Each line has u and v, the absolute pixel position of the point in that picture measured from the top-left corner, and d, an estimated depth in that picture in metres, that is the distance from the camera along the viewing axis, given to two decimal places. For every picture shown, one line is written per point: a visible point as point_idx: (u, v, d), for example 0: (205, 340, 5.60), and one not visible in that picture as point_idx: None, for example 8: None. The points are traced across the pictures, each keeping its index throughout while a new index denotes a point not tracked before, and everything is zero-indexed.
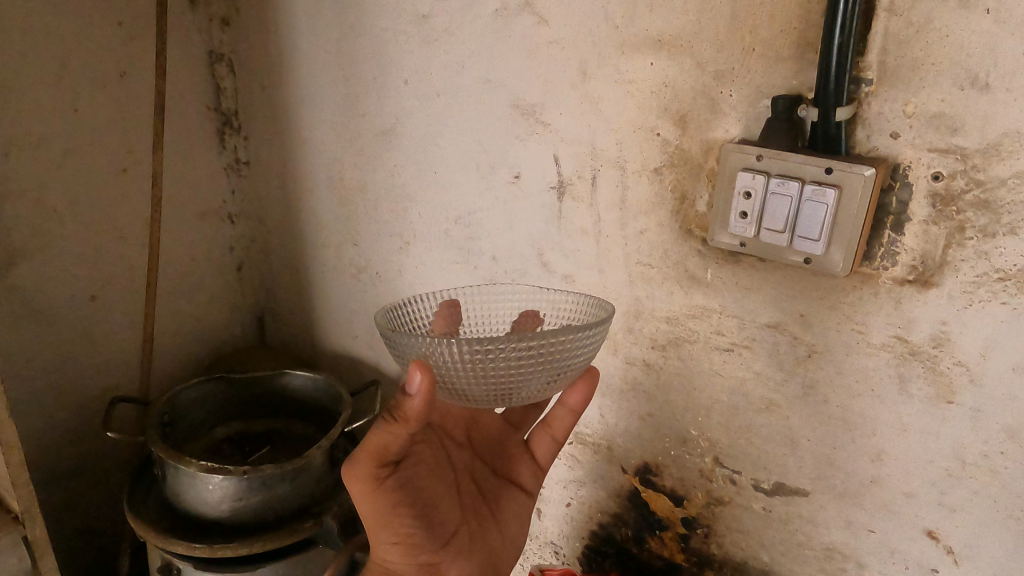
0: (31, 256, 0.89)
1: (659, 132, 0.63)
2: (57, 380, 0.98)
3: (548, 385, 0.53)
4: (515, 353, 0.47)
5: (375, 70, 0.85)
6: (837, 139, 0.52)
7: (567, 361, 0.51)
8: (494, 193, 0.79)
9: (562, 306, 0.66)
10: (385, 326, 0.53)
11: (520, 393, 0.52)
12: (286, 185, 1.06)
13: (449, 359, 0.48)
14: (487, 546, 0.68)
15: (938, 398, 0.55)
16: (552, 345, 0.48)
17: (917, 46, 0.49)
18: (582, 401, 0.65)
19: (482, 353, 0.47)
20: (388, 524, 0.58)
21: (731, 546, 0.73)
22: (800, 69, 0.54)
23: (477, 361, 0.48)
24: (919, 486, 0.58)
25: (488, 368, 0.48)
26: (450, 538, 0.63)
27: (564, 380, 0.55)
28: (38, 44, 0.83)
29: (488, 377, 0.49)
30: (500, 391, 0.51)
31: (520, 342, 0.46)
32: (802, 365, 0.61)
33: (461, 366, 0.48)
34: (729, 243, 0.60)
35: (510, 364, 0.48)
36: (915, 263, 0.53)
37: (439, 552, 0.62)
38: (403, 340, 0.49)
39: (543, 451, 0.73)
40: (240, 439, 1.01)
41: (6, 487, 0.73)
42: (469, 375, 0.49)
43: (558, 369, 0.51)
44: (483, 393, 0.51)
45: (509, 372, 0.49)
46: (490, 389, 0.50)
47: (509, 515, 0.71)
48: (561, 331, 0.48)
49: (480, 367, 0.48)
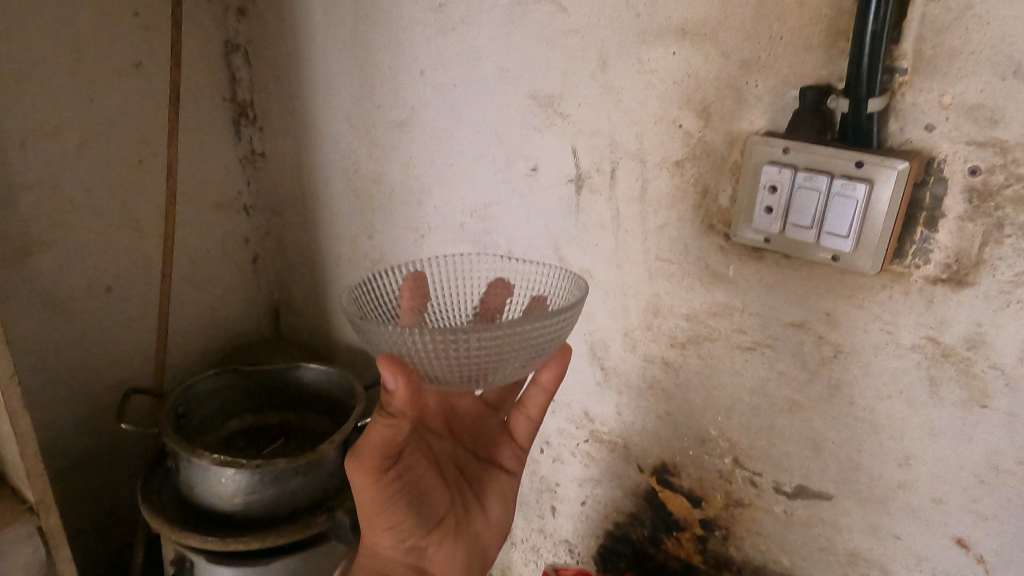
0: (47, 247, 0.89)
1: (681, 123, 0.61)
2: (73, 371, 0.98)
3: (524, 367, 0.51)
4: (488, 345, 0.46)
5: (390, 60, 0.84)
6: (868, 132, 0.50)
7: (543, 344, 0.50)
8: (510, 185, 0.78)
9: (541, 285, 0.65)
10: (351, 311, 0.50)
11: (496, 378, 0.50)
12: (300, 177, 1.05)
13: (421, 349, 0.46)
14: (473, 531, 0.67)
15: (971, 402, 0.53)
16: (525, 335, 0.47)
17: (956, 33, 0.46)
18: (556, 382, 0.63)
19: (456, 343, 0.46)
20: (384, 511, 0.57)
21: (751, 549, 0.71)
22: (831, 58, 0.51)
23: (452, 350, 0.46)
24: (949, 492, 0.56)
25: (464, 356, 0.46)
26: (439, 523, 0.63)
27: (539, 360, 0.53)
28: (54, 35, 0.83)
29: (463, 366, 0.48)
30: (476, 377, 0.49)
31: (495, 328, 0.45)
32: (827, 365, 0.59)
33: (435, 357, 0.46)
34: (753, 239, 0.58)
35: (484, 354, 0.47)
36: (949, 261, 0.50)
37: (428, 537, 0.61)
38: (375, 333, 0.47)
39: (523, 431, 0.71)
40: (254, 432, 1.01)
41: (21, 478, 0.73)
42: (445, 365, 0.47)
43: (536, 351, 0.50)
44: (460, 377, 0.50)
45: (483, 361, 0.48)
46: (464, 375, 0.48)
47: (494, 499, 0.70)
48: (535, 321, 0.46)
49: (455, 358, 0.47)
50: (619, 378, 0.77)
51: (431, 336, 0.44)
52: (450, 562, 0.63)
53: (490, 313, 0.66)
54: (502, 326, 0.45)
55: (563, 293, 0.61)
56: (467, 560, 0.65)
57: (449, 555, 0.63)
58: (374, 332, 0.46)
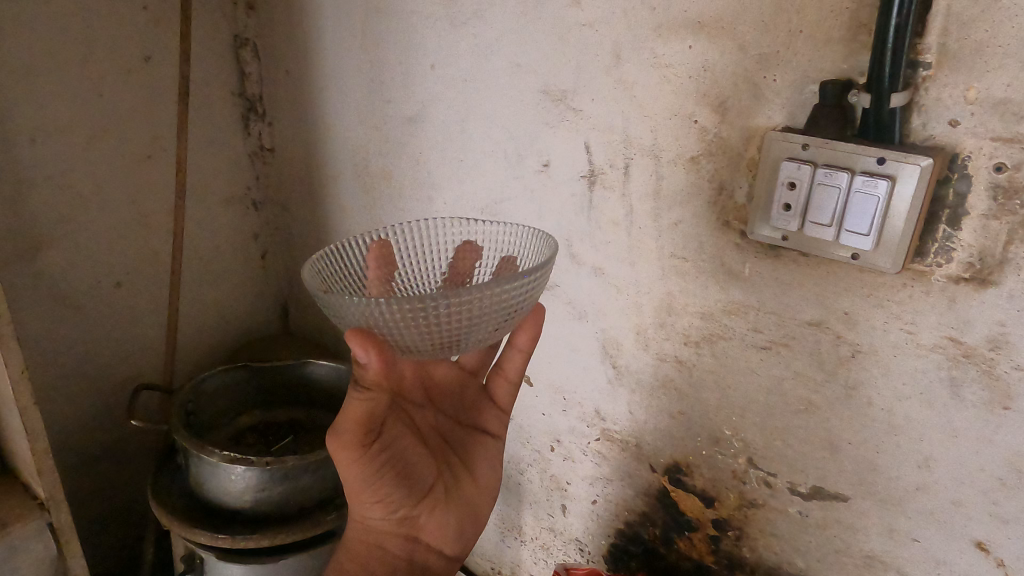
0: (57, 242, 0.89)
1: (696, 119, 0.60)
2: (82, 366, 0.98)
3: (499, 329, 0.49)
4: (459, 308, 0.43)
5: (400, 54, 0.83)
6: (890, 128, 0.49)
7: (516, 306, 0.48)
8: (522, 180, 0.77)
9: (517, 244, 0.62)
10: (314, 285, 0.48)
11: (472, 343, 0.48)
12: (309, 171, 1.04)
13: (388, 321, 0.43)
14: (462, 497, 0.65)
15: (993, 403, 0.52)
16: (496, 295, 0.44)
17: (983, 26, 0.45)
18: (530, 342, 0.62)
19: (425, 312, 0.43)
20: (368, 486, 0.56)
21: (765, 550, 0.70)
22: (852, 52, 0.50)
23: (421, 321, 0.43)
24: (969, 495, 0.55)
25: (435, 326, 0.44)
26: (427, 492, 0.61)
27: (516, 321, 0.51)
28: (63, 29, 0.82)
29: (435, 334, 0.45)
30: (450, 344, 0.47)
31: (464, 295, 0.42)
32: (845, 365, 0.58)
33: (404, 330, 0.44)
34: (770, 236, 0.57)
35: (457, 319, 0.44)
36: (972, 260, 0.49)
37: (417, 507, 0.61)
38: (339, 306, 0.44)
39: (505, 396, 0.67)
40: (263, 428, 1.01)
41: (32, 474, 0.73)
42: (417, 336, 0.45)
43: (511, 313, 0.48)
44: (432, 347, 0.47)
45: (456, 326, 0.45)
46: (438, 343, 0.46)
47: (483, 465, 0.67)
48: (507, 281, 0.44)
49: (426, 326, 0.44)
50: (631, 377, 0.76)
51: (397, 308, 0.42)
52: (442, 529, 0.63)
53: (461, 276, 0.63)
54: (472, 291, 0.43)
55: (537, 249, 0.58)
56: (460, 526, 0.64)
57: (441, 522, 0.63)
58: (337, 307, 0.44)
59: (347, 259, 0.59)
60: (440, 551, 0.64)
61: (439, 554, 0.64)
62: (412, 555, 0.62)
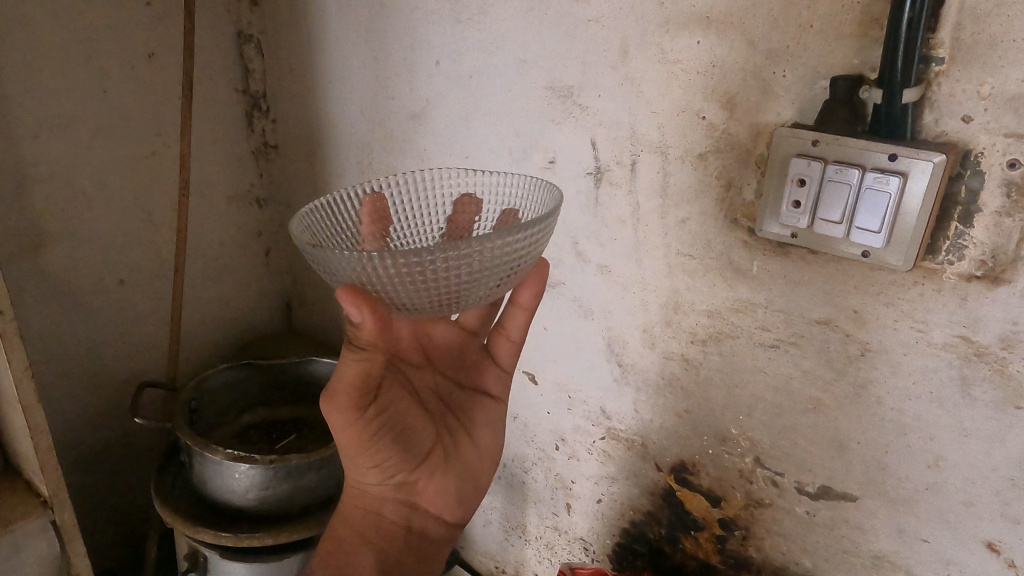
0: (60, 239, 0.89)
1: (704, 115, 0.60)
2: (86, 363, 0.98)
3: (500, 286, 0.47)
4: (456, 262, 0.41)
5: (404, 49, 0.83)
6: (902, 123, 0.48)
7: (517, 261, 0.45)
8: (527, 177, 0.77)
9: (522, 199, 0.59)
10: (304, 239, 0.45)
11: (471, 299, 0.46)
12: (312, 167, 1.04)
13: (382, 273, 0.41)
14: (463, 460, 0.62)
15: (1005, 403, 0.51)
16: (496, 249, 0.42)
17: (997, 21, 0.44)
18: (535, 304, 0.60)
19: (421, 266, 0.41)
20: (365, 450, 0.54)
21: (772, 550, 0.70)
22: (864, 47, 0.50)
23: (416, 275, 0.41)
24: (981, 495, 0.54)
25: (430, 279, 0.42)
26: (427, 457, 0.59)
27: (517, 278, 0.49)
28: (66, 24, 0.82)
29: (433, 290, 0.43)
30: (448, 300, 0.45)
31: (459, 246, 0.40)
32: (854, 364, 0.58)
33: (399, 283, 0.42)
34: (779, 234, 0.56)
35: (456, 274, 0.42)
36: (985, 257, 0.49)
37: (416, 472, 0.59)
38: (330, 260, 0.42)
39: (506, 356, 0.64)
40: (267, 426, 1.00)
41: (36, 472, 0.73)
42: (414, 290, 0.42)
43: (513, 268, 0.45)
44: (430, 304, 0.45)
45: (455, 282, 0.43)
46: (436, 299, 0.44)
47: (484, 430, 0.64)
48: (507, 234, 0.41)
49: (423, 282, 0.42)
50: (637, 375, 0.75)
51: (392, 260, 0.40)
52: (441, 494, 0.61)
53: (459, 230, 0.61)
54: (473, 241, 0.40)
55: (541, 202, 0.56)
56: (461, 489, 0.62)
57: (441, 489, 0.61)
58: (326, 258, 0.41)
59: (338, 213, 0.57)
60: (439, 515, 0.63)
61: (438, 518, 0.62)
62: (411, 519, 0.61)
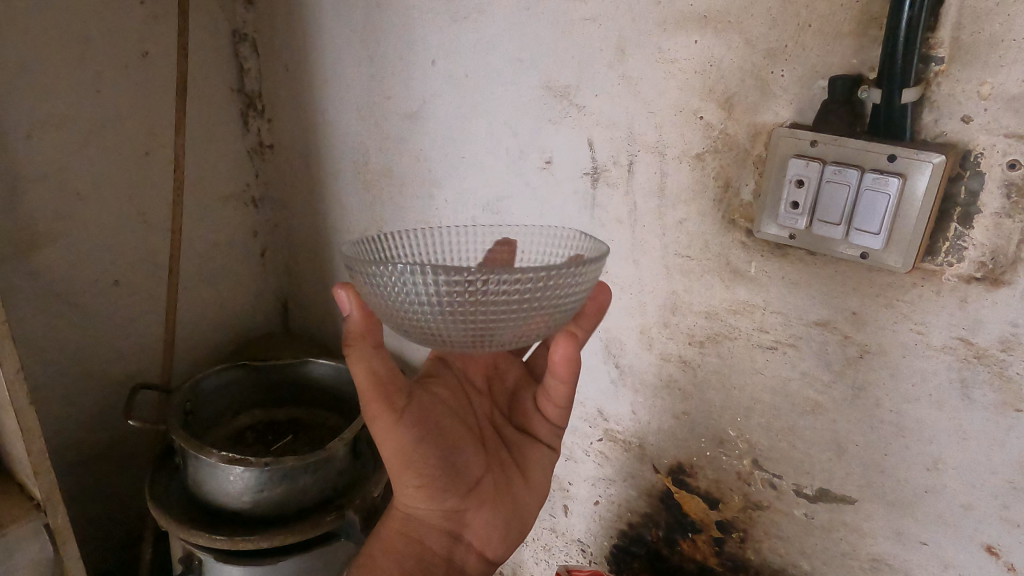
0: (53, 240, 0.88)
1: (702, 115, 0.59)
2: (79, 365, 0.97)
3: (538, 330, 0.45)
4: (498, 288, 0.40)
5: (401, 48, 0.82)
6: (901, 124, 0.48)
7: (560, 304, 0.43)
8: (525, 177, 0.76)
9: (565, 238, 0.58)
10: (346, 254, 0.47)
11: (498, 340, 0.44)
12: (309, 167, 1.03)
13: (410, 290, 0.41)
14: (510, 497, 0.61)
15: (1005, 405, 0.51)
16: (542, 282, 0.40)
17: (997, 20, 0.44)
18: (571, 368, 0.54)
19: (462, 288, 0.40)
20: (410, 466, 0.55)
21: (770, 553, 0.69)
22: (862, 46, 0.49)
23: (459, 295, 0.40)
24: (979, 498, 0.54)
25: (470, 305, 0.41)
26: (474, 487, 0.58)
27: (557, 327, 0.47)
28: (59, 23, 0.81)
29: (470, 321, 0.42)
30: (475, 337, 0.43)
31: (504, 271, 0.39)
32: (852, 366, 0.57)
33: (420, 306, 0.41)
34: (777, 235, 0.56)
35: (497, 304, 0.41)
36: (984, 259, 0.48)
37: (463, 501, 0.58)
38: (371, 271, 0.41)
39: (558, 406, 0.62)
40: (263, 427, 1.00)
41: (28, 474, 0.72)
42: (437, 316, 0.42)
43: (543, 315, 0.43)
44: (464, 338, 0.43)
45: (493, 314, 0.41)
46: (473, 332, 0.43)
47: (536, 467, 0.63)
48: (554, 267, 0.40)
49: (462, 307, 0.41)
50: (635, 376, 0.75)
51: (433, 275, 0.39)
52: (488, 527, 0.59)
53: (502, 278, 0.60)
54: (502, 270, 0.39)
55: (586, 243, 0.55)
56: (507, 526, 0.60)
57: (486, 522, 0.59)
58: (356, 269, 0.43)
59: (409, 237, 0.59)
60: (483, 553, 0.60)
61: (481, 557, 0.60)
62: (454, 553, 0.59)
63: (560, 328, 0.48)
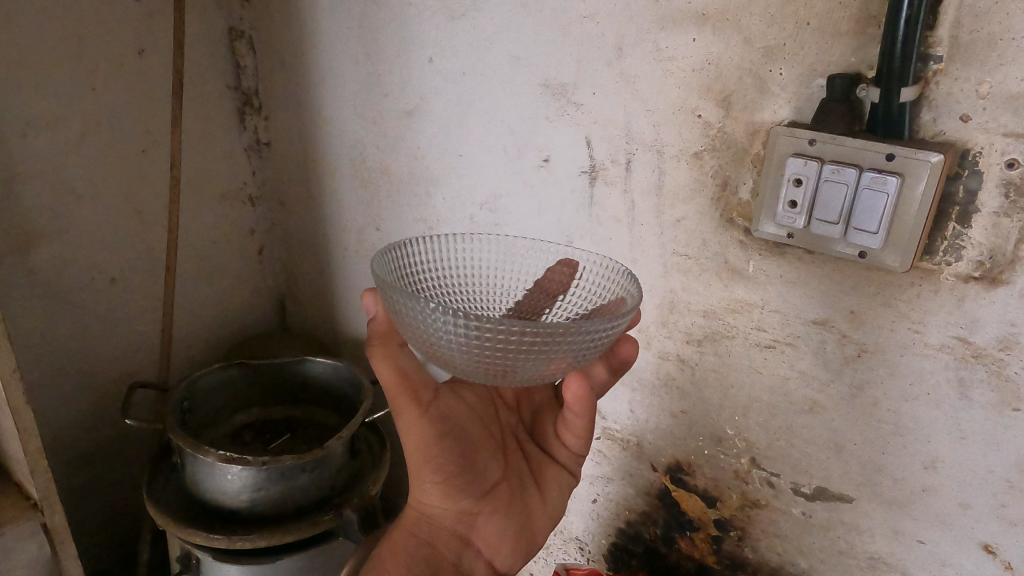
0: (49, 238, 0.88)
1: (700, 113, 0.59)
2: (76, 363, 0.97)
3: (554, 372, 0.45)
4: (512, 337, 0.40)
5: (399, 46, 0.82)
6: (900, 123, 0.48)
7: (578, 354, 0.43)
8: (523, 175, 0.76)
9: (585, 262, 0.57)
10: (382, 269, 0.48)
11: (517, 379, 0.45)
12: (306, 166, 1.03)
13: (428, 321, 0.42)
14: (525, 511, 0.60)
15: (1002, 405, 0.51)
16: (556, 338, 0.40)
17: (996, 18, 0.44)
18: (585, 407, 0.52)
19: (477, 332, 0.40)
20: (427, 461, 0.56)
21: (767, 551, 0.70)
22: (861, 45, 0.49)
23: (474, 336, 0.41)
24: (977, 497, 0.54)
25: (485, 347, 0.41)
26: (487, 493, 0.58)
27: (575, 368, 0.47)
28: (53, 20, 0.81)
29: (482, 358, 0.43)
30: (494, 372, 0.44)
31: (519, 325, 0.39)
32: (851, 365, 0.57)
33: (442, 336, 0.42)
34: (775, 234, 0.56)
35: (510, 350, 0.41)
36: (983, 258, 0.48)
37: (477, 506, 0.58)
38: (395, 293, 0.43)
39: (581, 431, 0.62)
40: (261, 426, 1.00)
41: (25, 474, 0.72)
42: (456, 350, 0.42)
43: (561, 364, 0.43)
44: (477, 370, 0.44)
45: (506, 358, 0.42)
46: (488, 368, 0.43)
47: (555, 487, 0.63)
48: (570, 326, 0.40)
49: (475, 346, 0.42)
50: (633, 375, 0.75)
51: (450, 316, 0.40)
52: (498, 537, 0.59)
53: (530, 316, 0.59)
54: (517, 322, 0.39)
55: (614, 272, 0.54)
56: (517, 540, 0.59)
57: (499, 531, 0.59)
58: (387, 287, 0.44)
59: (446, 250, 0.58)
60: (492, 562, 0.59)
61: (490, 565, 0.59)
62: (462, 558, 0.58)
63: (583, 367, 0.48)
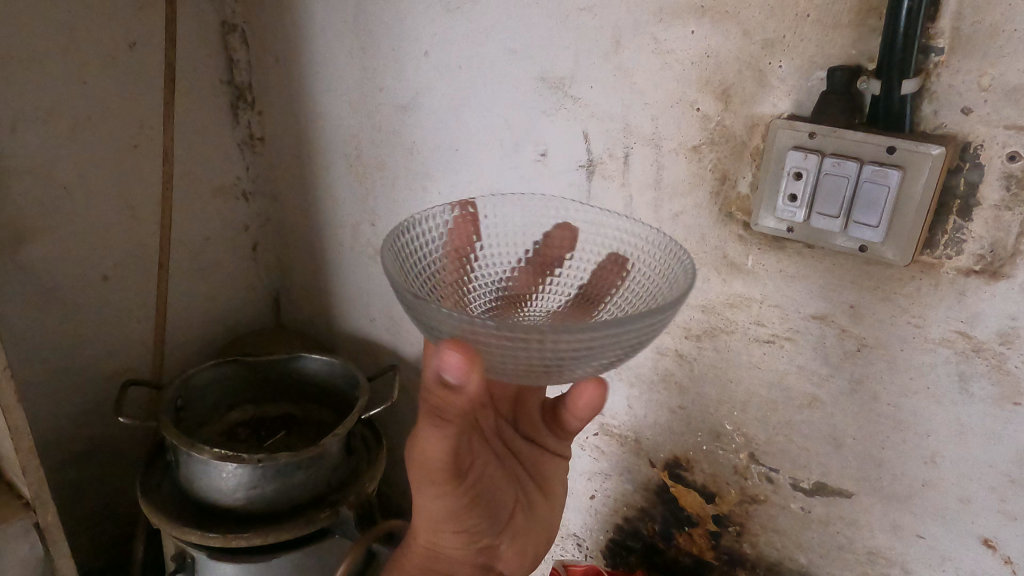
0: (40, 235, 0.87)
1: (698, 107, 0.59)
2: (68, 361, 0.96)
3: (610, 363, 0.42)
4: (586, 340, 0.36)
5: (394, 39, 0.81)
6: (900, 116, 0.47)
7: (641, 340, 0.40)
8: (520, 170, 0.75)
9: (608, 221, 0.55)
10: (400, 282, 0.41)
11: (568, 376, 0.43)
12: (301, 161, 1.02)
13: (481, 338, 0.37)
14: (537, 521, 0.62)
15: (1003, 399, 0.50)
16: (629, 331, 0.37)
17: (997, 10, 0.43)
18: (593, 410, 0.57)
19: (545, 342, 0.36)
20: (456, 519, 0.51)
21: (766, 546, 0.69)
22: (861, 37, 0.49)
23: (542, 348, 0.36)
24: (977, 491, 0.54)
25: (551, 355, 0.37)
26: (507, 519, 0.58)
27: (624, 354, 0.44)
28: (43, 14, 0.80)
29: (543, 365, 0.38)
30: (550, 375, 0.40)
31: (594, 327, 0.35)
32: (850, 359, 0.57)
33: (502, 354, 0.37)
34: (775, 228, 0.55)
35: (581, 352, 0.37)
36: (983, 252, 0.48)
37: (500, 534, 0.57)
38: (432, 312, 0.37)
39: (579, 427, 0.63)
40: (256, 424, 0.99)
41: (17, 473, 0.71)
42: (519, 368, 0.39)
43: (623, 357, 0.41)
44: (532, 376, 0.40)
45: (571, 360, 0.38)
46: (545, 372, 0.39)
47: (553, 483, 0.65)
48: (647, 313, 0.36)
49: (539, 356, 0.37)
50: (631, 371, 0.74)
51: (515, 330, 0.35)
52: (518, 554, 0.60)
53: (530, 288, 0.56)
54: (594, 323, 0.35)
55: (648, 237, 0.52)
56: (533, 549, 0.62)
57: (518, 547, 0.59)
58: (431, 313, 0.37)
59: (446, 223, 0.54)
60: None
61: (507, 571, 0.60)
62: None
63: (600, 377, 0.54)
